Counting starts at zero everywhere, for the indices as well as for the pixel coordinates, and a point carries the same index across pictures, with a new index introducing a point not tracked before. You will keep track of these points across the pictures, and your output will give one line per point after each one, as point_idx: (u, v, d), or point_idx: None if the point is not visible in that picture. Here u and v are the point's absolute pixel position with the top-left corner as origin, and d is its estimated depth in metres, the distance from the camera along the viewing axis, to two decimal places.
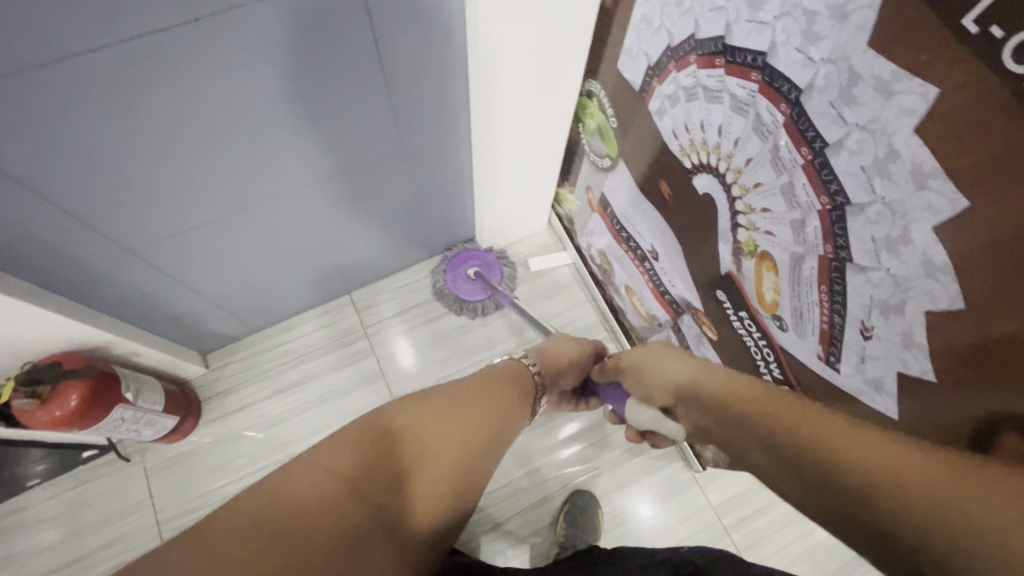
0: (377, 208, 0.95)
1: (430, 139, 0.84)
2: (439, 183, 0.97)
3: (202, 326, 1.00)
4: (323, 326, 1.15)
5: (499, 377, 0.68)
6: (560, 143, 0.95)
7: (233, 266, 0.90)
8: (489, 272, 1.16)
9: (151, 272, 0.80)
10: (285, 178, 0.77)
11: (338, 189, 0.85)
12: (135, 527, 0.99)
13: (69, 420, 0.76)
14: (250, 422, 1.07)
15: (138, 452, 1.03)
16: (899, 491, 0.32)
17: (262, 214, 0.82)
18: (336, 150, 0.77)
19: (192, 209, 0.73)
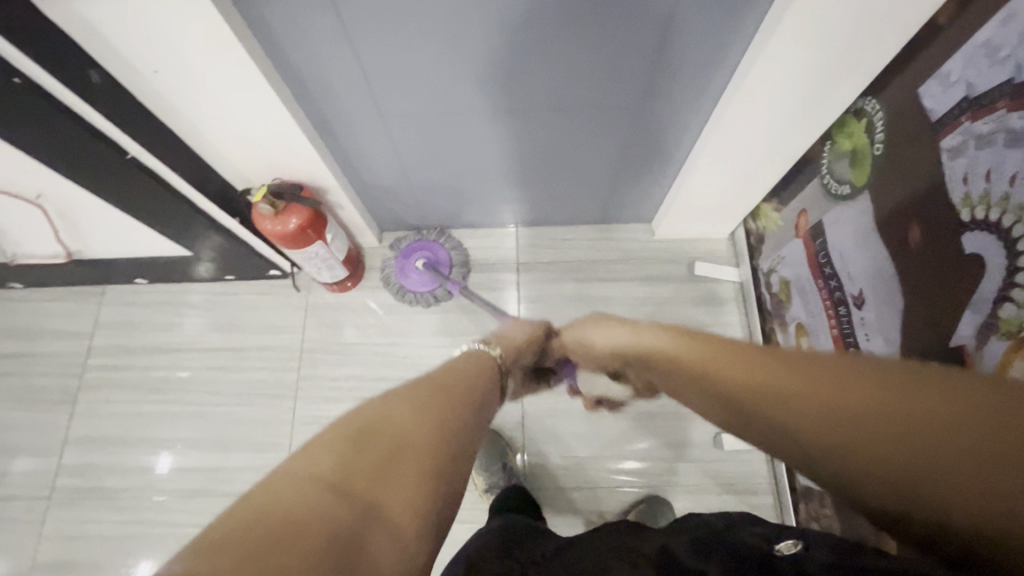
0: (583, 156, 0.97)
1: (669, 106, 0.84)
2: (648, 153, 0.96)
3: (393, 205, 1.12)
4: (483, 247, 1.22)
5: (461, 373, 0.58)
6: (791, 156, 0.89)
7: (444, 164, 0.98)
8: (435, 260, 1.10)
9: (385, 141, 0.91)
10: (532, 106, 0.83)
11: (564, 129, 0.89)
12: (284, 345, 1.16)
13: (283, 237, 0.90)
14: (395, 302, 1.18)
15: (304, 287, 1.19)
16: (876, 448, 0.35)
17: (490, 125, 0.87)
18: (585, 94, 0.80)
19: (443, 99, 0.80)
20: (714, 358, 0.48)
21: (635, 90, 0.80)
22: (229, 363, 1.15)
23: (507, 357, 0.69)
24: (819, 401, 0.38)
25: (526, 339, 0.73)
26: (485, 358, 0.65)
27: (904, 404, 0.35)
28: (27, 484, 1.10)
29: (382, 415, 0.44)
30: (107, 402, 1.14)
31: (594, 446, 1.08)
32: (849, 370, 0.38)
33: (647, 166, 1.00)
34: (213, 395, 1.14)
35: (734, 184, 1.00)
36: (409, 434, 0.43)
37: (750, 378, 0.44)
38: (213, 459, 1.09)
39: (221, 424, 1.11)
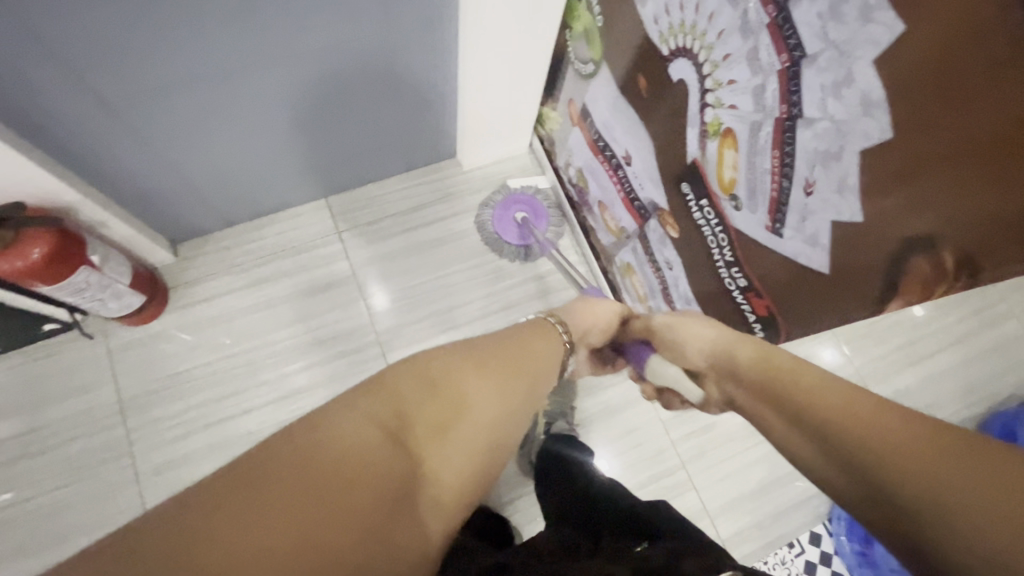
0: (359, 103, 0.94)
1: (415, 26, 0.83)
2: (417, 83, 0.95)
3: (173, 211, 0.99)
4: (295, 228, 1.14)
5: (524, 351, 0.61)
6: (546, 53, 0.96)
7: (209, 150, 0.88)
8: (534, 216, 1.19)
9: (119, 135, 0.78)
10: (278, 56, 0.76)
11: (325, 76, 0.84)
12: (95, 404, 0.99)
13: (28, 274, 0.76)
14: (215, 313, 1.07)
15: (99, 333, 1.03)
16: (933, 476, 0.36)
17: (237, 86, 0.78)
18: (326, 30, 0.76)
19: (166, 68, 0.70)
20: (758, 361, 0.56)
21: (377, 14, 0.78)
22: (28, 448, 0.96)
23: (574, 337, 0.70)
24: (866, 419, 0.42)
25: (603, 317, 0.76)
26: (546, 330, 0.67)
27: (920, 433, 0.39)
28: None
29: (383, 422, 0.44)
30: None
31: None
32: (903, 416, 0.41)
33: (426, 99, 1.00)
34: (23, 491, 0.94)
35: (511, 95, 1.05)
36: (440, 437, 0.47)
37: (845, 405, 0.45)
38: (46, 559, 0.91)
39: (47, 518, 0.93)
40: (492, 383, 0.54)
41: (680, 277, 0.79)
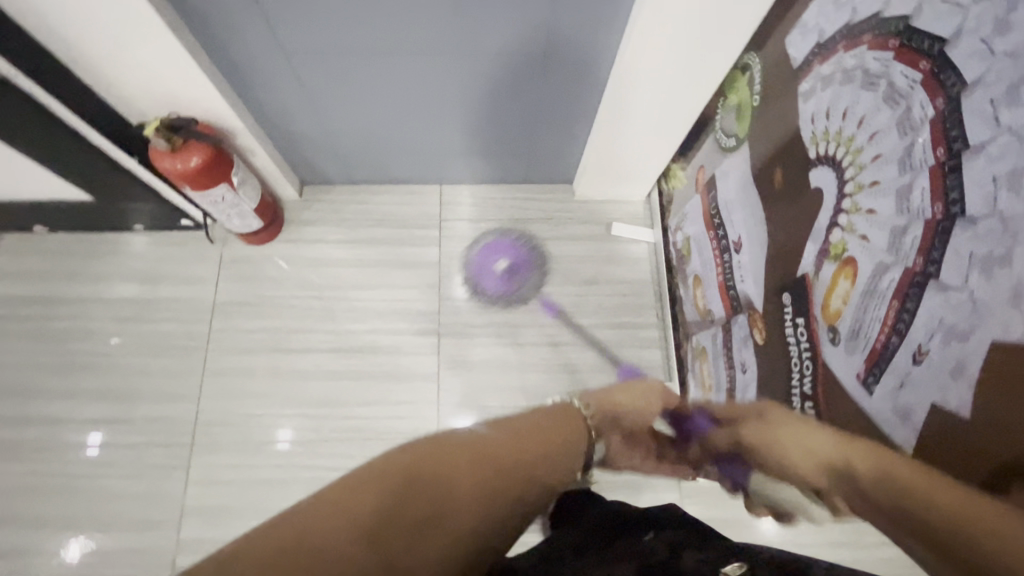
0: (496, 111, 0.97)
1: (572, 55, 0.84)
2: (556, 108, 0.97)
3: (312, 157, 1.10)
4: (405, 204, 1.21)
5: (530, 417, 0.56)
6: (693, 114, 0.93)
7: (356, 117, 0.96)
8: (518, 266, 1.20)
9: (287, 83, 0.87)
10: (439, 51, 0.81)
11: (474, 81, 0.88)
12: (197, 297, 1.13)
13: (184, 176, 0.88)
14: (314, 255, 1.17)
15: (220, 239, 1.16)
16: (909, 507, 0.35)
17: (394, 67, 0.84)
18: (487, 40, 0.80)
19: (340, 37, 0.77)
20: (790, 427, 0.50)
21: (541, 38, 0.80)
22: (137, 314, 1.11)
23: (599, 418, 0.62)
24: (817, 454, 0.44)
25: (635, 401, 0.67)
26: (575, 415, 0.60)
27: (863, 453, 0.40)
28: None
29: (363, 513, 0.37)
30: (6, 351, 1.09)
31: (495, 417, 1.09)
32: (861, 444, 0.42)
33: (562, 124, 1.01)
34: (121, 346, 1.10)
35: (643, 143, 1.03)
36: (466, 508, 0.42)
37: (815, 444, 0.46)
38: (116, 410, 1.06)
39: (129, 376, 1.08)
40: (509, 460, 0.47)
41: (751, 385, 0.73)
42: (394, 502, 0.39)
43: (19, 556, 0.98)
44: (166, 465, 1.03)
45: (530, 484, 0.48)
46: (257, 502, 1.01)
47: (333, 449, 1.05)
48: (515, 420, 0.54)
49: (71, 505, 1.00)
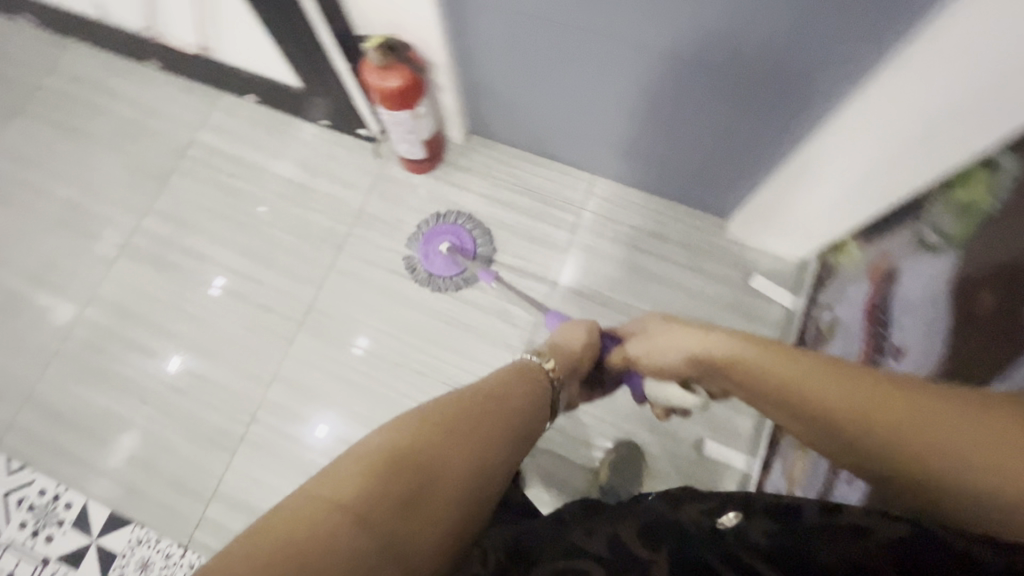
0: (684, 129, 0.93)
1: (792, 102, 0.77)
2: (746, 147, 0.90)
3: (491, 111, 1.12)
4: (555, 182, 1.22)
5: (500, 384, 0.67)
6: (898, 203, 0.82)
7: (550, 91, 0.96)
8: (460, 244, 1.17)
9: (500, 44, 0.89)
10: (664, 55, 0.77)
11: (683, 93, 0.84)
12: (347, 201, 1.22)
13: (381, 93, 0.94)
14: (457, 200, 1.22)
15: (383, 156, 1.24)
16: (930, 447, 0.42)
17: (604, 60, 0.83)
18: (719, 59, 0.74)
19: (568, 18, 0.77)
20: (661, 331, 0.67)
21: (778, 75, 0.73)
22: (296, 197, 1.23)
23: (561, 370, 0.75)
24: (782, 380, 0.50)
25: (579, 342, 0.80)
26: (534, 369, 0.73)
27: (805, 367, 0.49)
28: (108, 229, 1.24)
29: (348, 499, 0.46)
30: (189, 189, 1.25)
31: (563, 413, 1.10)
32: (851, 375, 0.47)
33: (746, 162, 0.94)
34: (274, 218, 1.22)
35: (826, 210, 0.93)
36: (448, 459, 0.54)
37: (822, 387, 0.48)
38: (252, 270, 1.19)
39: (271, 247, 1.20)
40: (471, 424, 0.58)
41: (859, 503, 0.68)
42: (378, 482, 0.48)
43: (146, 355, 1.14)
44: (275, 332, 1.14)
45: (496, 437, 0.59)
46: (333, 395, 1.11)
47: (411, 379, 1.12)
48: (488, 388, 0.65)
49: (194, 333, 1.15)
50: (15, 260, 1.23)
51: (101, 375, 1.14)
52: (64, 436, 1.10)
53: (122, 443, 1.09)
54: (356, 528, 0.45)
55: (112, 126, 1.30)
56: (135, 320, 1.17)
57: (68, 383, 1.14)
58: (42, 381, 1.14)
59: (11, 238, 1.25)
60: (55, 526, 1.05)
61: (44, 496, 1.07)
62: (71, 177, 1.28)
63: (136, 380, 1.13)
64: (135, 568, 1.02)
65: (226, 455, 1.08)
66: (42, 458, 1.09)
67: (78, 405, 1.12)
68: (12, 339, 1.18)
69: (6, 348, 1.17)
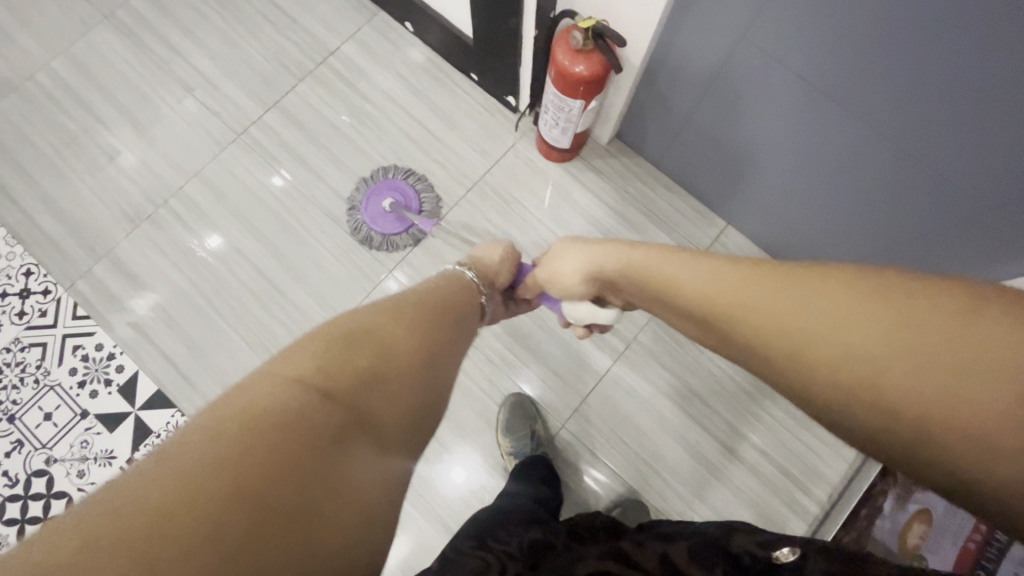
0: (825, 225, 0.94)
1: (944, 251, 0.80)
2: (875, 267, 0.93)
3: (651, 125, 1.06)
4: (684, 216, 1.15)
5: (416, 307, 0.57)
6: None
7: (727, 118, 0.90)
8: (405, 202, 1.14)
9: (699, 78, 0.87)
10: (876, 117, 0.70)
11: (867, 169, 0.78)
12: (470, 163, 1.17)
13: (561, 72, 0.89)
14: (579, 200, 1.16)
15: (521, 131, 1.18)
16: (952, 395, 0.35)
17: (781, 143, 0.86)
18: (935, 140, 0.67)
19: (774, 97, 0.80)
20: (568, 252, 0.66)
21: (973, 185, 0.68)
22: (421, 141, 1.18)
23: (485, 282, 0.76)
24: (841, 325, 0.39)
25: (499, 258, 0.78)
26: (457, 279, 0.72)
27: (912, 305, 0.37)
28: (228, 111, 1.20)
29: (189, 435, 0.36)
30: (317, 97, 1.21)
31: (614, 447, 1.07)
32: (914, 316, 0.37)
33: (877, 275, 0.94)
34: (391, 156, 1.18)
35: None
36: (361, 382, 0.45)
37: (895, 342, 0.37)
38: (356, 200, 1.15)
39: (383, 183, 1.16)
40: (386, 336, 0.50)
41: None
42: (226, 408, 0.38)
43: (230, 249, 1.12)
44: (360, 270, 1.11)
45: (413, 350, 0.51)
46: None
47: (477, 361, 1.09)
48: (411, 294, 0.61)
49: (283, 243, 1.12)
50: (130, 110, 1.21)
51: (183, 253, 1.12)
52: (132, 300, 1.10)
53: (184, 327, 1.08)
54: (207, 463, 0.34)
55: (259, 7, 1.25)
56: (229, 210, 1.14)
57: (150, 250, 1.12)
58: (125, 240, 1.13)
59: (132, 87, 1.22)
60: (102, 385, 1.05)
61: (99, 352, 1.07)
62: (207, 46, 1.24)
63: (214, 267, 1.11)
64: None
65: None
66: (107, 314, 1.09)
67: (154, 271, 1.11)
68: (107, 189, 1.16)
69: (99, 196, 1.16)
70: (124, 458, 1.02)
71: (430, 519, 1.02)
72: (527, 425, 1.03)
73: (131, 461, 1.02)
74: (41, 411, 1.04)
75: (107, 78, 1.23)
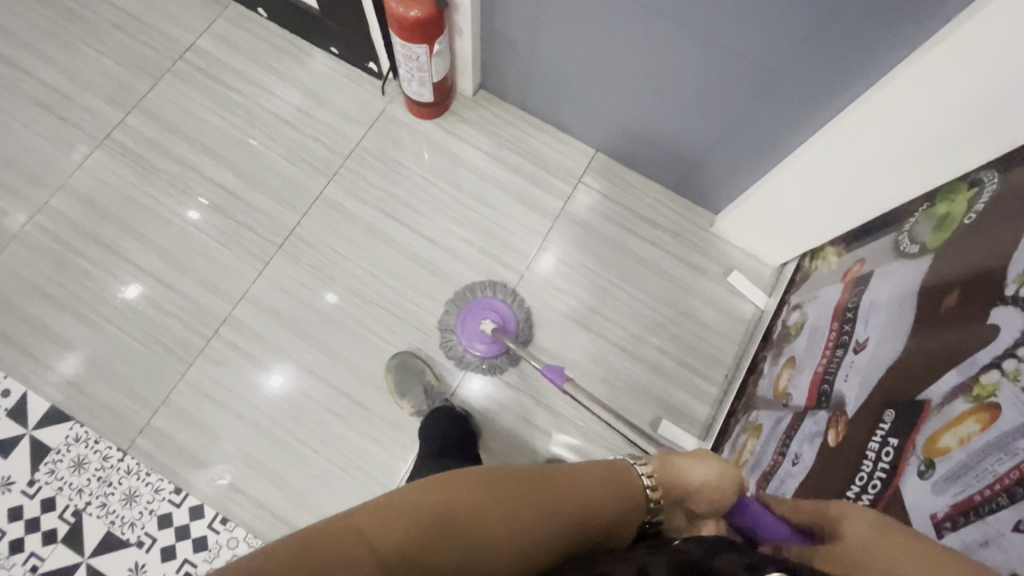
0: (663, 131, 1.05)
1: (753, 130, 0.93)
2: (712, 160, 1.05)
3: (506, 67, 1.12)
4: (558, 151, 1.22)
5: (552, 485, 0.48)
6: (868, 209, 0.87)
7: (589, 40, 0.94)
8: (504, 323, 1.10)
9: (525, 9, 0.94)
10: (729, 13, 0.76)
11: (675, 70, 0.90)
12: (346, 133, 1.20)
13: (397, 20, 0.93)
14: (457, 152, 1.21)
15: (390, 96, 1.22)
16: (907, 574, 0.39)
17: (606, 59, 0.96)
18: (734, 29, 0.78)
19: (585, 14, 0.90)
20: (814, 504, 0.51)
21: (750, 63, 0.81)
22: (294, 119, 1.20)
23: (665, 496, 0.56)
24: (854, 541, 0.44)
25: (711, 479, 0.57)
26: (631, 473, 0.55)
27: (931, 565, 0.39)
28: (89, 122, 1.18)
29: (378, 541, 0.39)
30: (180, 93, 1.20)
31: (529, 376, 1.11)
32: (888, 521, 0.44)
33: (718, 167, 1.06)
34: (266, 138, 1.18)
35: (801, 216, 0.99)
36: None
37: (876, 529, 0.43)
38: (237, 185, 1.15)
39: (262, 166, 1.17)
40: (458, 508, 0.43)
41: (794, 479, 0.73)
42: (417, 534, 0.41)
43: (110, 255, 1.10)
44: (251, 252, 1.12)
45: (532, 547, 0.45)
46: (304, 324, 1.09)
47: (383, 318, 1.11)
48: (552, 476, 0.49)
49: (167, 240, 1.11)
50: None
51: (60, 266, 1.09)
52: (11, 323, 1.05)
53: (73, 340, 1.05)
54: None
55: (105, 14, 1.24)
56: (104, 217, 1.12)
57: (23, 270, 1.08)
58: None
59: None
60: None
61: None
62: (57, 61, 1.21)
63: (97, 275, 1.08)
64: (69, 467, 0.98)
65: (182, 367, 1.05)
66: None
67: (31, 291, 1.07)
68: None
69: None
70: (24, 482, 0.97)
71: (360, 479, 1.03)
72: (419, 382, 1.05)
73: (33, 483, 0.97)
74: None
75: None
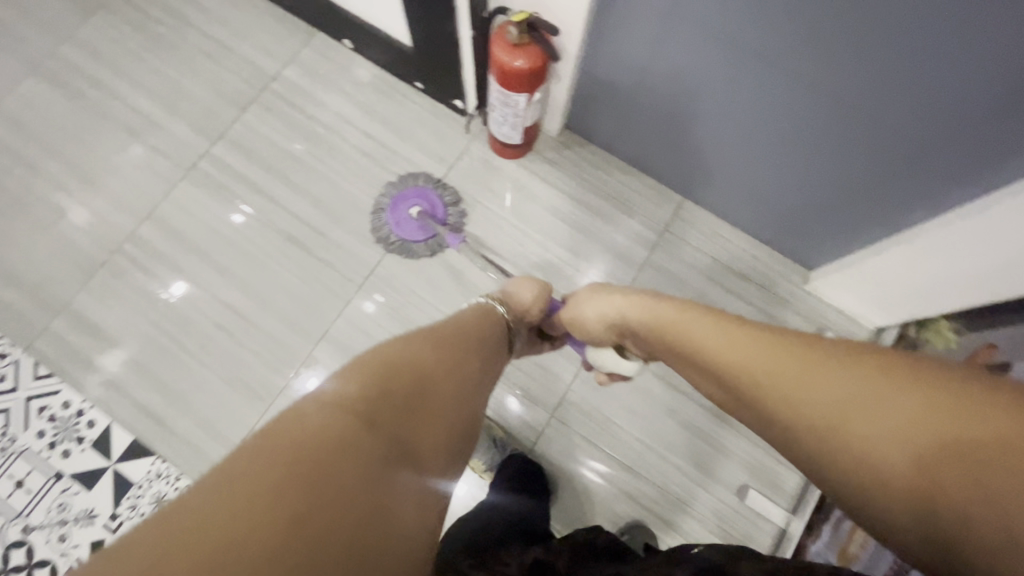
0: (767, 188, 1.00)
1: (871, 200, 0.88)
2: (817, 221, 1.00)
3: (599, 112, 1.09)
4: (644, 196, 1.18)
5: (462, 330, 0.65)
6: (1005, 293, 0.80)
7: (699, 98, 0.91)
8: (431, 208, 1.13)
9: (633, 61, 0.91)
10: (869, 87, 0.72)
11: (793, 134, 0.86)
12: (428, 170, 1.18)
13: (502, 70, 0.90)
14: (540, 194, 1.18)
15: (473, 133, 1.20)
16: (932, 442, 0.39)
17: (715, 116, 0.92)
18: (872, 103, 0.73)
19: (700, 73, 0.86)
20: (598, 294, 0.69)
21: (885, 137, 0.77)
22: (376, 154, 1.19)
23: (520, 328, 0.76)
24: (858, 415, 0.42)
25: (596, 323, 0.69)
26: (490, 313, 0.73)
27: (962, 421, 0.39)
28: (174, 149, 1.18)
29: (356, 403, 0.43)
30: (264, 123, 1.20)
31: (607, 432, 1.08)
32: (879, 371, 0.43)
33: (823, 228, 1.00)
34: (348, 173, 1.17)
35: (918, 288, 0.93)
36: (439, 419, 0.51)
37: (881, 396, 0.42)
38: (319, 221, 1.14)
39: (343, 201, 1.16)
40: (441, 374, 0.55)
41: None
42: (382, 396, 0.46)
43: (194, 288, 1.10)
44: (331, 290, 1.10)
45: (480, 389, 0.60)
46: None
47: None
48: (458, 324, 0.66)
49: (249, 274, 1.11)
50: (73, 160, 1.18)
51: (145, 296, 1.09)
52: (98, 353, 1.06)
53: (156, 372, 1.05)
54: (361, 427, 0.42)
55: (194, 41, 1.24)
56: (189, 247, 1.12)
57: (110, 299, 1.09)
58: (81, 294, 1.09)
59: (72, 136, 1.19)
60: (74, 443, 1.01)
61: (67, 410, 1.03)
62: (146, 86, 1.22)
63: (181, 308, 1.09)
64: (150, 502, 0.98)
65: (261, 406, 1.04)
66: (71, 370, 1.05)
67: (117, 320, 1.08)
68: (57, 244, 1.13)
69: (50, 251, 1.12)
70: (106, 515, 0.98)
71: None
72: (486, 437, 1.05)
73: (115, 517, 0.98)
74: (12, 480, 1.00)
75: (45, 129, 1.19)
